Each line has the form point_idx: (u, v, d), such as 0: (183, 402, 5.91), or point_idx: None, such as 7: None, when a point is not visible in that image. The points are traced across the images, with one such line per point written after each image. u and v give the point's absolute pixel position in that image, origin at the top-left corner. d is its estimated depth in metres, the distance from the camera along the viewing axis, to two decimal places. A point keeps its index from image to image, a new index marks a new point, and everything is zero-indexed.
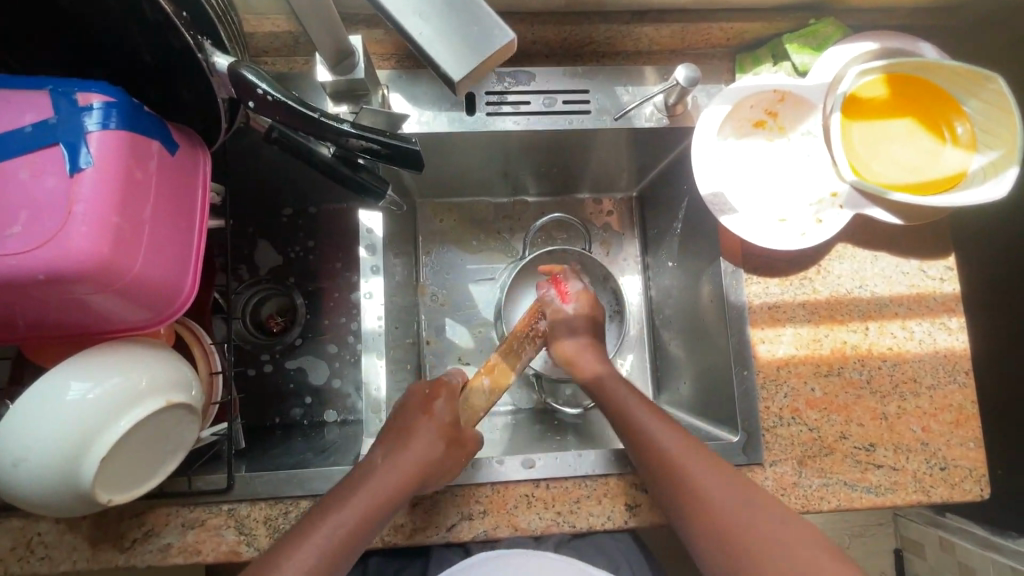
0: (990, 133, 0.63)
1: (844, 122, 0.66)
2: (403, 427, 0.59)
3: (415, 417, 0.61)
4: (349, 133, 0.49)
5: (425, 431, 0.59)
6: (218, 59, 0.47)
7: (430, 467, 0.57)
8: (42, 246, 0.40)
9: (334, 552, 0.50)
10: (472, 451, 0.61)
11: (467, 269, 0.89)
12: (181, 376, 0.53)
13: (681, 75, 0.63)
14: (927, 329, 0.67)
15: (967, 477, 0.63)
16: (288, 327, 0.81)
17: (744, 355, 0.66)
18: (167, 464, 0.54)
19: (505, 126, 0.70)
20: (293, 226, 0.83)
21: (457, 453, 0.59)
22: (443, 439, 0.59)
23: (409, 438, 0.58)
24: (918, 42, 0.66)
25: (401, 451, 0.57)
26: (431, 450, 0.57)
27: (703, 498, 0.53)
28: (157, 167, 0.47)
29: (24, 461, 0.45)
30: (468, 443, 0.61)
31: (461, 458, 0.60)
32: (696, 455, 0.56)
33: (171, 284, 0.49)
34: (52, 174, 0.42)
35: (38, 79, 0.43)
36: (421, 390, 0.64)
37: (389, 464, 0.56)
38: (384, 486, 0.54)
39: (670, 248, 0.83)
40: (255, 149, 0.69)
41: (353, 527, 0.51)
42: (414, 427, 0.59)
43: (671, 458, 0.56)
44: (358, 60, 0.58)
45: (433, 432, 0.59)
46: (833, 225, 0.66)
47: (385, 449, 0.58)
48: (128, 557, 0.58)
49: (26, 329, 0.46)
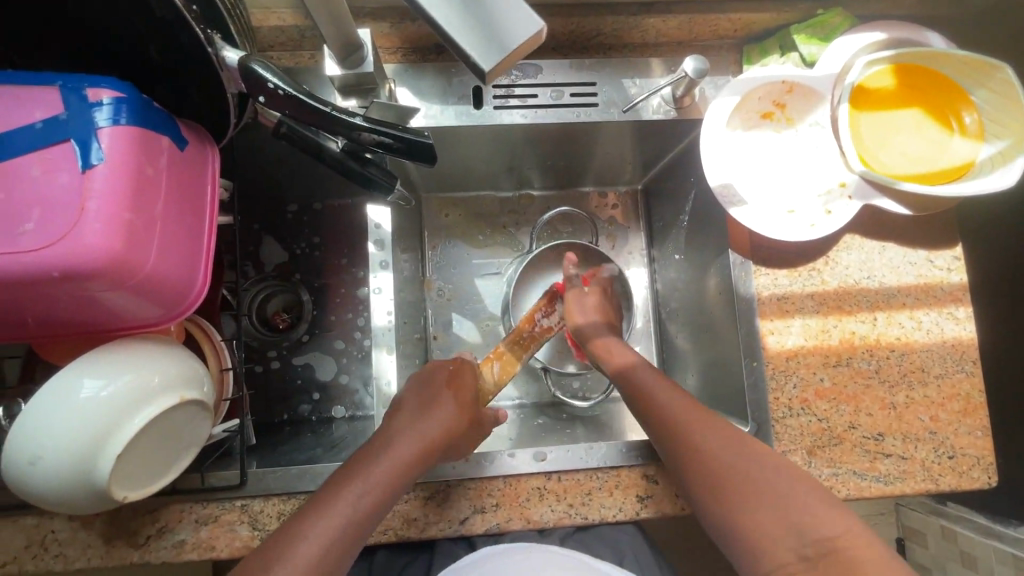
0: (998, 122, 0.63)
1: (852, 112, 0.66)
2: (425, 402, 0.60)
3: (437, 397, 0.61)
4: (360, 126, 0.49)
5: (446, 410, 0.60)
6: (228, 53, 0.47)
7: (446, 444, 0.58)
8: (55, 243, 0.40)
9: (351, 536, 0.49)
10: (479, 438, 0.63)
11: (473, 264, 0.89)
12: (193, 373, 0.53)
13: (689, 66, 0.62)
14: (934, 319, 0.67)
15: (975, 465, 0.64)
16: (295, 323, 0.80)
17: (753, 346, 0.66)
18: (180, 462, 0.54)
19: (511, 119, 0.69)
20: (299, 223, 0.83)
21: (470, 432, 0.62)
22: (457, 417, 0.60)
23: (427, 414, 0.59)
24: (926, 32, 0.66)
25: (420, 426, 0.57)
26: (450, 429, 0.59)
27: (715, 461, 0.53)
28: (167, 163, 0.47)
29: (39, 459, 0.45)
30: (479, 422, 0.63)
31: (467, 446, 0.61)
32: (710, 421, 0.57)
33: (183, 281, 0.49)
34: (64, 171, 0.41)
35: (47, 75, 0.43)
36: (440, 367, 0.65)
37: (408, 439, 0.56)
38: (402, 460, 0.54)
39: (677, 242, 0.83)
40: (262, 144, 0.68)
41: (370, 507, 0.51)
42: (436, 404, 0.60)
43: (692, 433, 0.56)
44: (366, 53, 0.58)
45: (452, 410, 0.60)
46: (842, 216, 0.66)
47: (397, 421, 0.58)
48: (142, 554, 0.58)
49: (37, 326, 0.45)
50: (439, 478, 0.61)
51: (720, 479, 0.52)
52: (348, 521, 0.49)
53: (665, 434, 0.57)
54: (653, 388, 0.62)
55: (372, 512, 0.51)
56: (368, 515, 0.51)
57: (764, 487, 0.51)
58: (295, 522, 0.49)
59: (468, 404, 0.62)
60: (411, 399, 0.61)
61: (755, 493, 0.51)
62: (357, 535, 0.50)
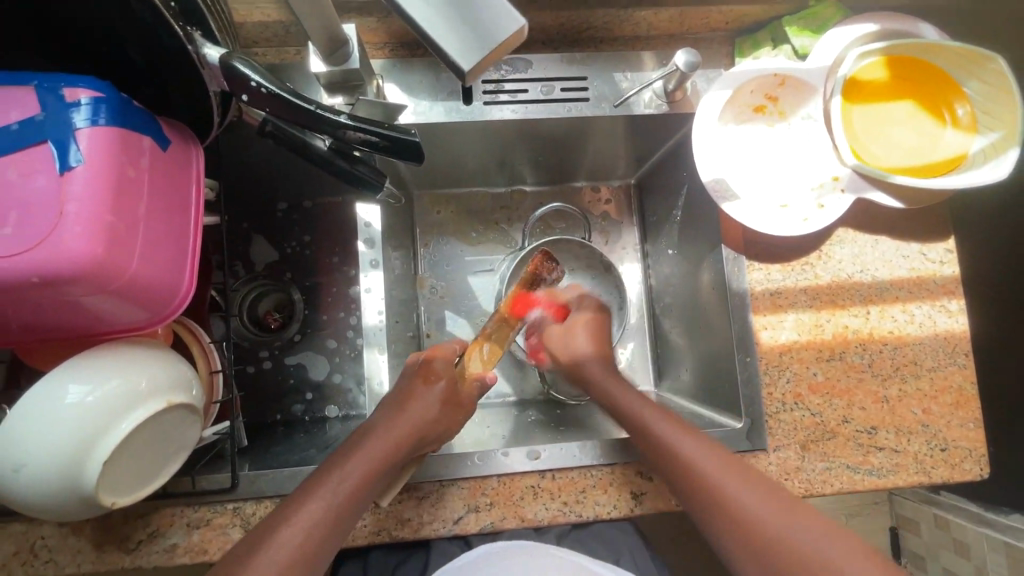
0: (990, 114, 0.62)
1: (845, 105, 0.65)
2: (401, 396, 0.60)
3: (412, 385, 0.61)
4: (346, 125, 0.48)
5: (423, 398, 0.60)
6: (208, 50, 0.47)
7: (418, 437, 0.58)
8: (32, 248, 0.39)
9: (325, 534, 0.50)
10: (466, 411, 0.63)
11: (465, 260, 0.89)
12: (181, 376, 0.52)
13: (680, 59, 0.62)
14: (927, 312, 0.67)
15: (967, 457, 0.64)
16: (286, 323, 0.80)
17: (747, 342, 0.66)
18: (169, 465, 0.54)
19: (501, 115, 0.68)
20: (288, 222, 0.82)
21: (449, 419, 0.61)
22: (435, 407, 0.60)
23: (403, 405, 0.59)
24: (918, 23, 0.66)
25: (394, 417, 0.58)
26: (424, 422, 0.58)
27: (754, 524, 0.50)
28: (150, 163, 0.46)
29: (24, 467, 0.45)
30: (464, 405, 0.63)
31: (450, 428, 0.61)
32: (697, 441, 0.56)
33: (169, 283, 0.48)
34: (42, 174, 0.40)
35: (23, 75, 0.41)
36: (415, 360, 0.65)
37: (391, 439, 0.56)
38: (382, 457, 0.55)
39: (669, 236, 0.83)
40: (247, 143, 0.67)
41: (352, 491, 0.52)
42: (413, 393, 0.60)
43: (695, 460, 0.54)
44: (352, 49, 0.56)
45: (431, 398, 0.60)
46: (835, 210, 0.66)
47: (380, 414, 0.59)
48: (133, 558, 0.58)
49: (21, 332, 0.45)
50: (431, 477, 0.61)
51: (765, 551, 0.49)
52: (329, 517, 0.50)
53: (692, 496, 0.54)
54: (651, 420, 0.59)
55: (350, 511, 0.52)
56: (348, 511, 0.51)
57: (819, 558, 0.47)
58: (274, 516, 0.50)
59: (449, 393, 0.61)
60: (393, 391, 0.61)
61: (810, 574, 0.47)
62: (339, 532, 0.51)
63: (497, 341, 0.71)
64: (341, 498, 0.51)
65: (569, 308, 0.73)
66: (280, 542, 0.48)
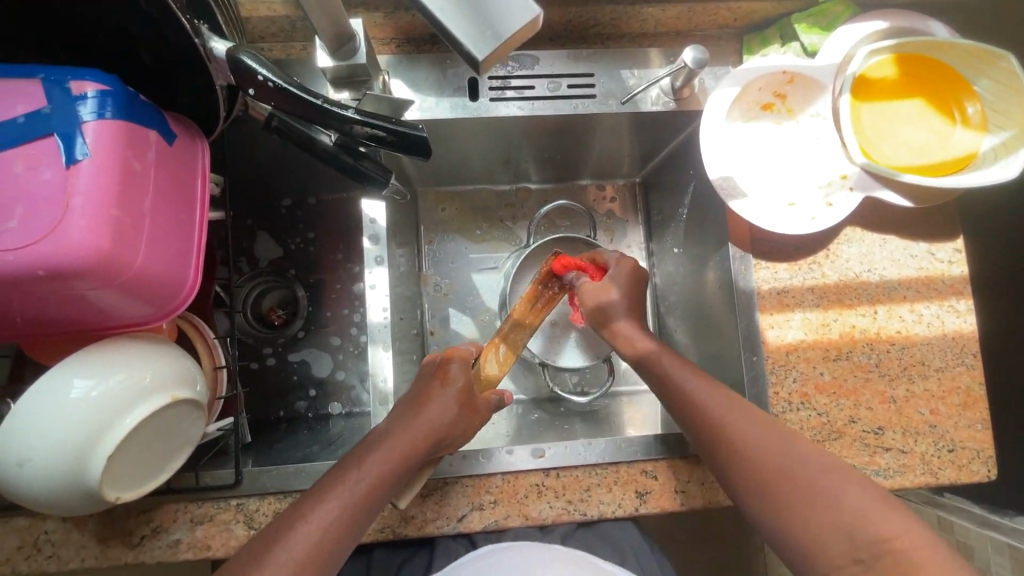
0: (1001, 112, 0.62)
1: (854, 103, 0.65)
2: (417, 398, 0.59)
3: (428, 388, 0.60)
4: (352, 119, 0.48)
5: (441, 400, 0.59)
6: (215, 44, 0.46)
7: (436, 439, 0.57)
8: (40, 241, 0.39)
9: (330, 532, 0.49)
10: (481, 419, 0.62)
11: (470, 258, 0.88)
12: (185, 371, 0.52)
13: (687, 55, 0.61)
14: (935, 312, 0.66)
15: (974, 458, 0.63)
16: (290, 320, 0.79)
17: (753, 341, 0.65)
18: (174, 460, 0.54)
19: (508, 111, 0.68)
20: (292, 219, 0.82)
21: (466, 422, 0.60)
22: (452, 407, 0.59)
23: (414, 407, 0.58)
24: (928, 21, 0.65)
25: (405, 420, 0.57)
26: (435, 424, 0.57)
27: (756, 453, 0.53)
28: (155, 158, 0.46)
29: (28, 461, 0.45)
30: (481, 411, 0.62)
31: (463, 432, 0.60)
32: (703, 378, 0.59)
33: (174, 278, 0.48)
34: (48, 166, 0.40)
35: (30, 68, 0.41)
36: (432, 361, 0.64)
37: (397, 437, 0.55)
38: (390, 453, 0.54)
39: (676, 235, 0.82)
40: (253, 139, 0.67)
41: (367, 488, 0.52)
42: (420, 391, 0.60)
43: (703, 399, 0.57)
44: (359, 44, 0.56)
45: (448, 399, 0.59)
46: (843, 209, 0.65)
47: (388, 418, 0.58)
48: (136, 554, 0.57)
49: (25, 326, 0.45)
50: (435, 474, 0.61)
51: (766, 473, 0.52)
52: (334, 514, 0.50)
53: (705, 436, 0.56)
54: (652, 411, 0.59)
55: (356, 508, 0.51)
56: (355, 507, 0.51)
57: (828, 502, 0.49)
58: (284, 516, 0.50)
59: (468, 395, 0.61)
60: (410, 395, 0.60)
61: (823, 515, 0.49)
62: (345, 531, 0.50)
63: (512, 342, 0.70)
64: (357, 497, 0.51)
65: (606, 268, 0.70)
66: (297, 542, 0.48)
